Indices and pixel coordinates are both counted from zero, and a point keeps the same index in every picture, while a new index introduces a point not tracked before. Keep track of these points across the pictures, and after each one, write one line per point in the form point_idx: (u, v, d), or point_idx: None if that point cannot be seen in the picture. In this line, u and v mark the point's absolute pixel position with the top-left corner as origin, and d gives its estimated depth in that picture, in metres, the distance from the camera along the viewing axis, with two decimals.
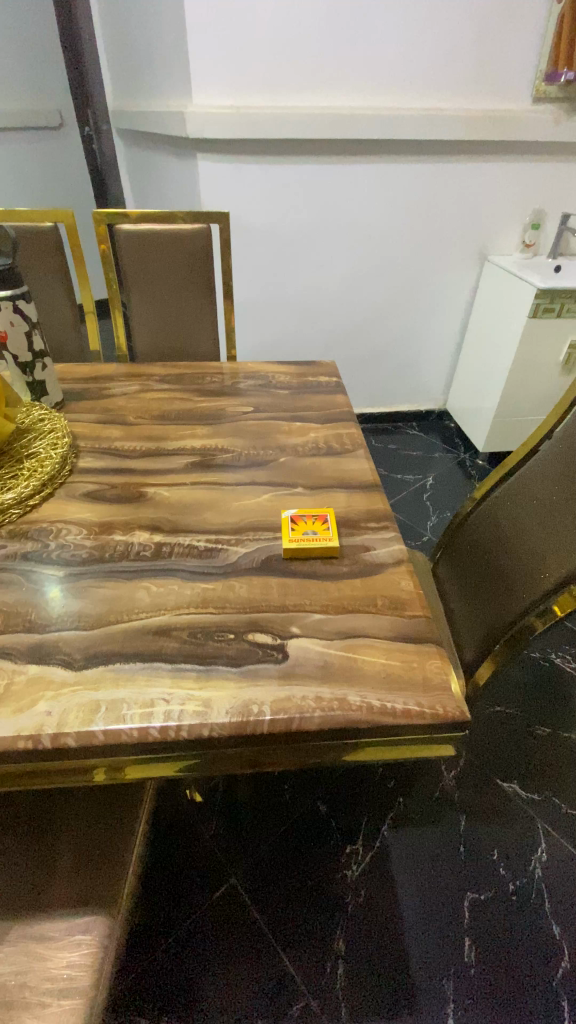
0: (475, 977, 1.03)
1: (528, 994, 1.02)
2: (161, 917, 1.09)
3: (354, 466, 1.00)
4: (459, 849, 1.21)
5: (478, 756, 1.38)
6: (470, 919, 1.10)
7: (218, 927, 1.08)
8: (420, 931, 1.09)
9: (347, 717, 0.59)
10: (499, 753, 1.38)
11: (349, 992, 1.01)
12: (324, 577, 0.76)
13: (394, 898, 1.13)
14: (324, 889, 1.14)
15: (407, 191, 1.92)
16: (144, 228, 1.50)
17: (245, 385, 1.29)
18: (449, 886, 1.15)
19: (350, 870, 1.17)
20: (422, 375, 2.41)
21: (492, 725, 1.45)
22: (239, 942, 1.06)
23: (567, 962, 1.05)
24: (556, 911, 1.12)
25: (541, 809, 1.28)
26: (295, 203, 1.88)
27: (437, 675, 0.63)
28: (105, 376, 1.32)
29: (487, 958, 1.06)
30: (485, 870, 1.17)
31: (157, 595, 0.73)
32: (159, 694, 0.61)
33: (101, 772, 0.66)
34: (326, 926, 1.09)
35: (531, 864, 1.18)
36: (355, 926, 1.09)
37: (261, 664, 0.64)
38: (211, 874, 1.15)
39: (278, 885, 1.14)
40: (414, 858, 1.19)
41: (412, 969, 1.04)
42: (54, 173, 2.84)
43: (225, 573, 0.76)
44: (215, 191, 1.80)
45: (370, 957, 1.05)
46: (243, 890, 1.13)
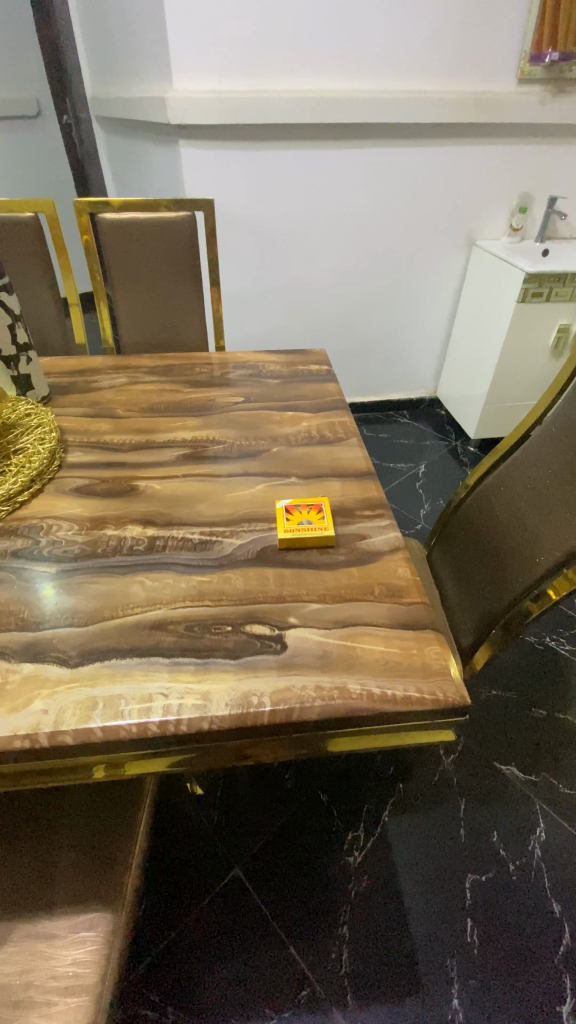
0: (478, 957, 1.05)
1: (530, 970, 1.04)
2: (166, 910, 1.09)
3: (348, 455, 1.00)
4: (459, 832, 1.22)
5: (475, 739, 1.39)
6: (471, 900, 1.12)
7: (223, 917, 1.08)
8: (423, 913, 1.11)
9: (349, 707, 0.58)
10: (497, 737, 1.40)
11: (354, 973, 1.03)
12: (321, 567, 0.75)
13: (396, 882, 1.14)
14: (328, 875, 1.15)
15: (394, 179, 1.90)
16: (127, 217, 1.47)
17: (235, 376, 1.27)
18: (451, 868, 1.16)
19: (352, 855, 1.18)
20: (412, 363, 2.40)
21: (488, 709, 1.46)
22: (246, 930, 1.07)
23: (568, 938, 1.07)
24: (555, 888, 1.14)
25: (539, 789, 1.29)
26: (281, 190, 1.85)
27: (436, 661, 0.63)
28: (92, 369, 1.29)
29: (490, 935, 1.07)
30: (486, 851, 1.19)
31: (152, 590, 0.72)
32: (157, 688, 0.60)
33: (100, 769, 0.65)
34: (330, 911, 1.10)
35: (530, 844, 1.20)
36: (359, 911, 1.10)
37: (260, 655, 0.63)
38: (214, 865, 1.15)
39: (281, 873, 1.15)
40: (414, 841, 1.20)
41: (416, 951, 1.06)
42: (33, 163, 2.77)
43: (220, 566, 0.75)
44: (199, 180, 1.77)
45: (375, 942, 1.07)
46: (246, 879, 1.14)
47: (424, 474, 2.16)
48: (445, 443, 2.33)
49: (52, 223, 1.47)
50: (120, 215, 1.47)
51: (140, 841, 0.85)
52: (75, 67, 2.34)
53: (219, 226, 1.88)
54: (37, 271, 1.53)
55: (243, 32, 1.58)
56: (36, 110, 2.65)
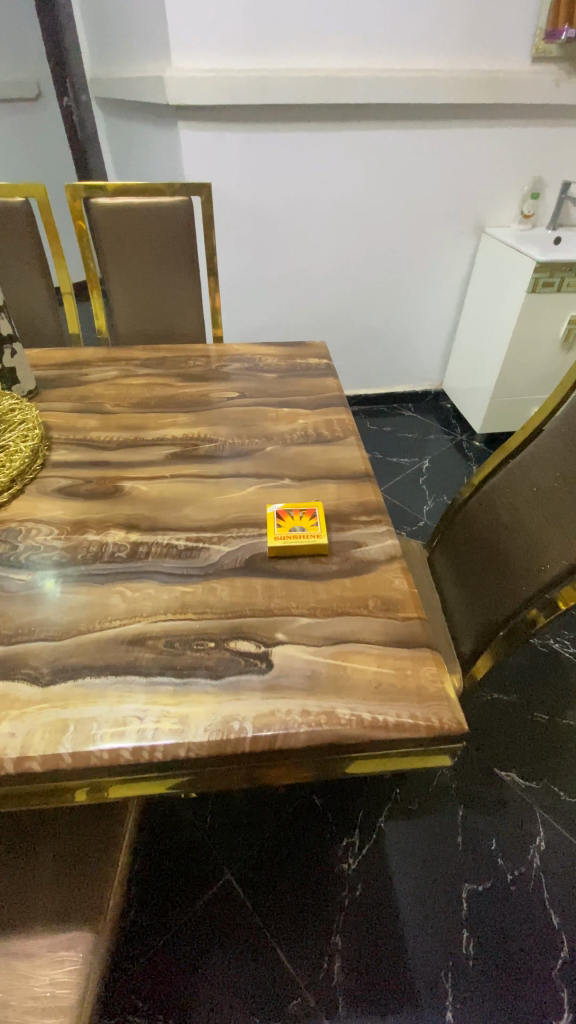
0: (474, 969, 1.02)
1: (526, 984, 1.01)
2: (153, 916, 1.06)
3: (345, 455, 0.95)
4: (456, 839, 1.19)
5: (475, 745, 1.35)
6: (468, 909, 1.09)
7: (212, 924, 1.06)
8: (419, 922, 1.08)
9: (336, 734, 0.54)
10: (497, 742, 1.36)
11: (347, 984, 1.00)
12: (312, 577, 0.71)
13: (391, 890, 1.11)
14: (322, 882, 1.12)
15: (400, 164, 1.83)
16: (120, 201, 1.41)
17: (231, 369, 1.22)
18: (447, 876, 1.13)
19: (347, 862, 1.15)
20: (417, 355, 2.33)
21: (489, 713, 1.42)
22: (236, 938, 1.04)
23: (566, 951, 1.04)
24: (554, 899, 1.10)
25: (539, 797, 1.26)
26: (282, 174, 1.78)
27: (432, 684, 0.59)
28: (82, 362, 1.24)
29: (486, 947, 1.04)
30: (484, 859, 1.16)
31: (132, 601, 0.68)
32: (133, 710, 0.56)
33: (82, 793, 0.61)
34: (323, 919, 1.07)
35: (529, 853, 1.17)
36: (353, 921, 1.07)
37: (243, 675, 0.59)
38: (203, 872, 1.13)
39: (272, 879, 1.12)
40: (411, 848, 1.17)
41: (410, 962, 1.03)
42: (32, 146, 2.70)
43: (206, 575, 0.71)
44: (197, 162, 1.70)
45: (369, 953, 1.04)
46: (237, 885, 1.11)
47: (427, 469, 2.11)
48: (451, 437, 2.27)
49: (43, 207, 1.41)
50: (113, 199, 1.41)
51: (120, 860, 0.82)
52: (74, 46, 2.26)
53: (218, 212, 1.82)
54: (28, 258, 1.48)
55: (244, 8, 1.51)
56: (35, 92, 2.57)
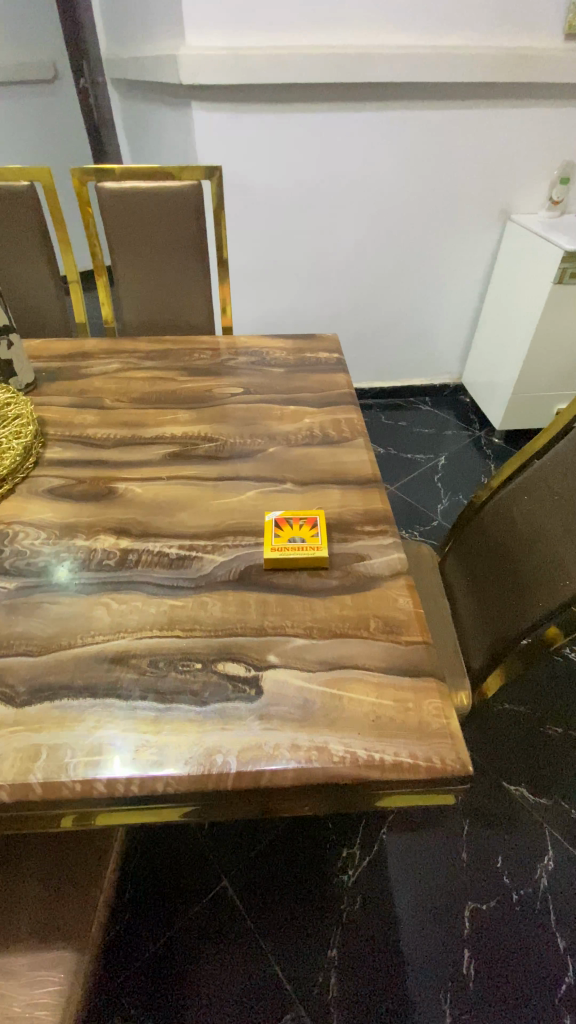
0: (474, 992, 0.97)
1: (529, 1011, 0.95)
2: (143, 921, 1.02)
3: (352, 458, 0.89)
4: (460, 855, 1.13)
5: (483, 758, 1.29)
6: (470, 929, 1.04)
7: (207, 933, 1.01)
8: (419, 940, 1.03)
9: (328, 773, 0.50)
10: (507, 755, 1.30)
11: (343, 1001, 0.95)
12: (310, 592, 0.66)
13: (391, 905, 1.07)
14: (321, 892, 1.07)
15: (424, 145, 1.73)
16: (126, 185, 1.36)
17: (237, 363, 1.17)
18: (449, 893, 1.08)
19: (346, 874, 1.10)
20: (435, 348, 2.24)
21: (500, 724, 1.35)
22: (230, 946, 0.99)
23: (571, 977, 0.98)
24: (561, 923, 1.04)
25: (549, 815, 1.19)
26: (299, 158, 1.70)
27: (435, 719, 0.54)
28: (83, 353, 1.20)
29: (488, 971, 0.99)
30: (488, 877, 1.10)
31: (118, 615, 0.64)
32: (110, 737, 0.53)
33: (68, 821, 0.57)
34: (320, 931, 1.02)
35: (537, 873, 1.11)
36: (351, 936, 1.02)
37: (230, 702, 0.55)
38: (200, 877, 1.08)
39: (268, 887, 1.07)
40: (413, 862, 1.12)
41: (407, 981, 0.98)
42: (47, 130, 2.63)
43: (197, 588, 0.67)
44: (210, 143, 1.62)
45: (366, 971, 0.99)
46: (233, 891, 1.06)
47: (443, 466, 2.03)
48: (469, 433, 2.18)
49: (48, 192, 1.36)
50: (120, 183, 1.36)
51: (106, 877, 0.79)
52: (89, 25, 2.19)
53: (231, 198, 1.75)
54: (34, 245, 1.43)
55: None
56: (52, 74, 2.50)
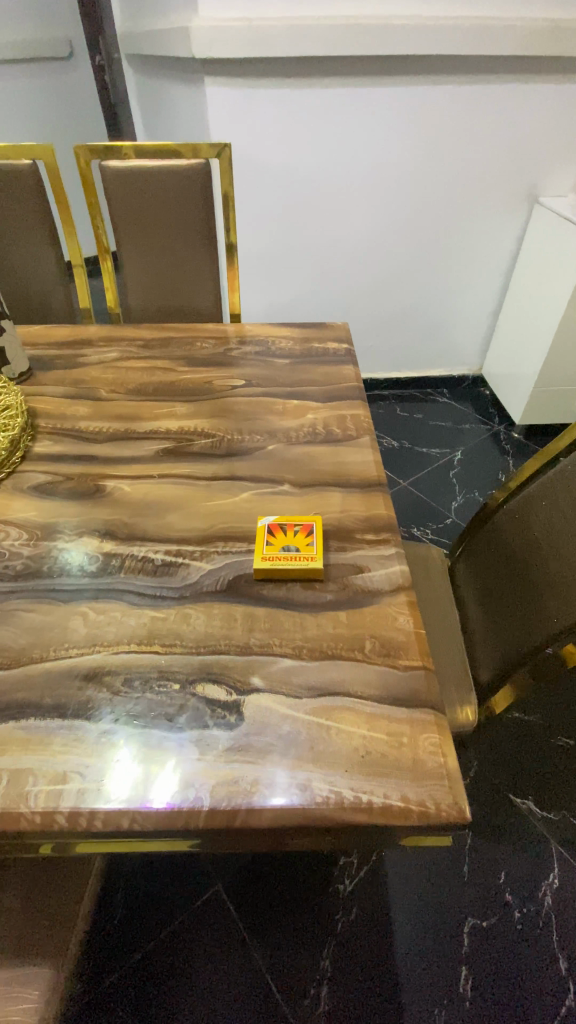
0: (470, 1013, 0.90)
1: None
2: (132, 922, 0.95)
3: (355, 458, 0.83)
4: (462, 868, 1.05)
5: (488, 767, 1.19)
6: (469, 946, 0.96)
7: (191, 936, 0.95)
8: (416, 953, 0.95)
9: (309, 815, 0.46)
10: (513, 764, 1.20)
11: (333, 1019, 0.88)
12: (302, 607, 0.61)
13: (387, 919, 0.99)
14: (316, 904, 1.00)
15: (448, 122, 1.62)
16: (133, 163, 1.24)
17: (240, 354, 1.11)
18: (448, 908, 1.00)
19: (342, 884, 1.02)
20: (454, 337, 2.14)
21: (508, 731, 1.25)
22: (217, 955, 0.93)
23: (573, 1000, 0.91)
24: (565, 944, 0.96)
25: (557, 830, 1.10)
26: (315, 138, 1.61)
27: (431, 758, 0.49)
28: (82, 340, 1.15)
29: (486, 991, 0.92)
30: (489, 893, 1.02)
31: (95, 626, 0.60)
32: (76, 765, 0.49)
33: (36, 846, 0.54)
34: (314, 940, 0.95)
35: (541, 890, 1.02)
36: (345, 948, 0.95)
37: (208, 730, 0.50)
38: (194, 879, 1.01)
39: (259, 894, 1.00)
40: (413, 872, 1.04)
41: (401, 997, 0.91)
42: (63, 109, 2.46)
43: (181, 599, 0.62)
44: (221, 119, 1.54)
45: (358, 986, 0.92)
46: (227, 897, 0.99)
47: (459, 462, 1.95)
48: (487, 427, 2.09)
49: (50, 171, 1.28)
50: (129, 161, 1.24)
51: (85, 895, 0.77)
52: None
53: (244, 180, 1.67)
54: (36, 226, 1.35)
55: None
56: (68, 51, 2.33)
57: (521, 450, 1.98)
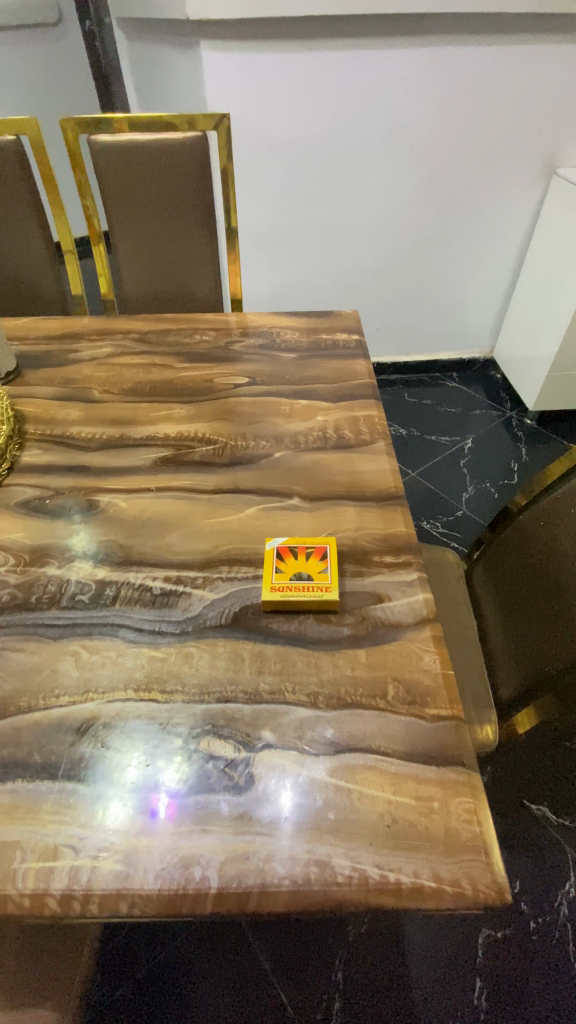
0: None
1: None
2: (128, 959, 0.87)
3: (370, 467, 0.76)
4: None
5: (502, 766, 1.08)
6: (483, 957, 0.88)
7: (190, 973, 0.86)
8: (428, 961, 0.87)
9: (329, 898, 0.41)
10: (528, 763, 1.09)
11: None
12: (316, 644, 0.55)
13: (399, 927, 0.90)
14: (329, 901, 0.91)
15: (465, 88, 1.48)
16: (123, 137, 1.11)
17: (243, 347, 1.02)
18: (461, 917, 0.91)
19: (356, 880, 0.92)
20: (466, 318, 1.99)
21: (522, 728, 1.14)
22: (225, 995, 0.84)
23: None
24: None
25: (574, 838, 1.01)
26: (320, 106, 1.47)
27: (465, 827, 0.43)
28: (72, 332, 1.07)
29: (502, 1007, 0.84)
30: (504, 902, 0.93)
31: (87, 670, 0.53)
32: (67, 836, 0.44)
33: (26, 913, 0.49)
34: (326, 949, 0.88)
35: (557, 900, 0.93)
36: (358, 957, 0.87)
37: (213, 796, 0.45)
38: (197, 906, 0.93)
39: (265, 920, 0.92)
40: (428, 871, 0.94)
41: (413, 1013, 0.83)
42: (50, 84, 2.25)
43: (182, 635, 0.56)
44: (219, 84, 1.41)
45: (366, 1002, 0.83)
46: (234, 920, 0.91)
47: (470, 449, 1.84)
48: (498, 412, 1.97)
49: (35, 147, 1.17)
50: (122, 136, 1.12)
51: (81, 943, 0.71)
52: None
53: (244, 153, 1.53)
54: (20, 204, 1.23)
55: None
56: (57, 18, 2.12)
57: (535, 436, 1.88)
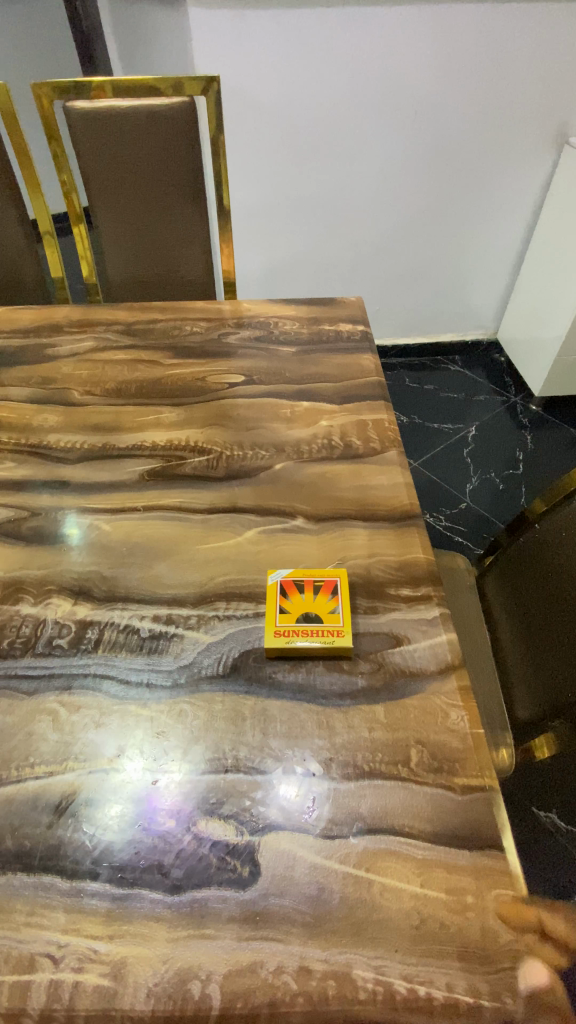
0: None
1: None
2: None
3: (382, 481, 0.68)
4: None
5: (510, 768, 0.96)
6: None
7: None
8: None
9: (350, 1019, 0.35)
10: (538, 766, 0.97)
11: None
12: (327, 699, 0.48)
13: None
14: None
15: (472, 50, 1.35)
16: (101, 101, 0.99)
17: (238, 339, 0.93)
18: None
19: None
20: (469, 298, 1.87)
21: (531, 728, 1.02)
22: None
23: None
24: None
25: None
26: (317, 69, 1.34)
27: (505, 927, 0.38)
28: (49, 323, 0.97)
29: None
30: None
31: (65, 733, 0.47)
32: (46, 943, 0.38)
33: None
34: None
35: None
36: None
37: (214, 893, 0.39)
38: None
39: None
40: None
41: None
42: None
43: (174, 690, 0.49)
44: (206, 42, 1.27)
45: None
46: None
47: (474, 437, 1.75)
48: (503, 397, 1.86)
49: (6, 115, 1.04)
50: (101, 100, 1.00)
51: None
52: None
53: (235, 122, 1.41)
54: None
55: None
56: None
57: (542, 422, 1.78)
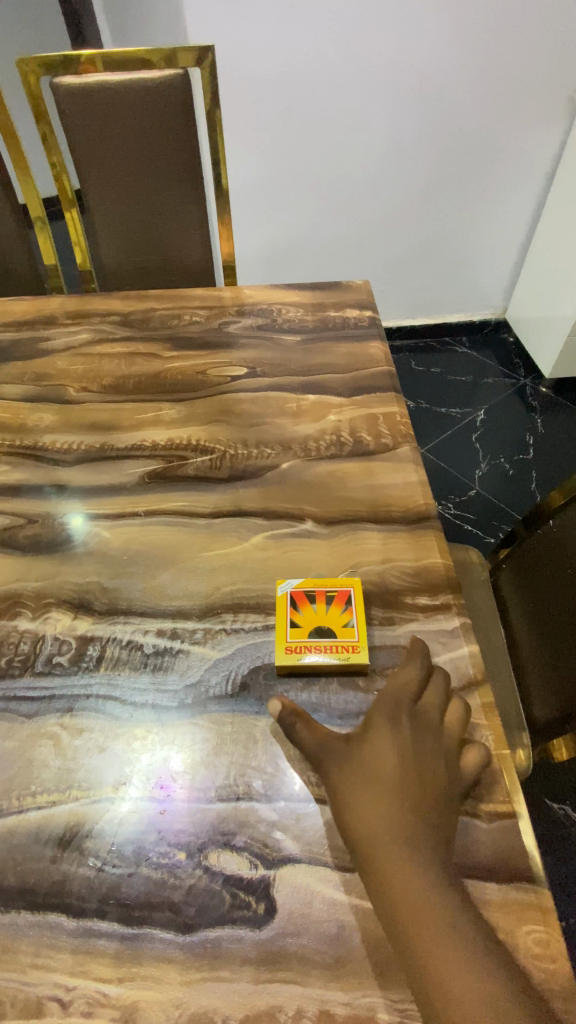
0: None
1: None
2: None
3: (395, 479, 0.65)
4: None
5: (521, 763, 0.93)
6: None
7: None
8: None
9: None
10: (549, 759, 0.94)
11: None
12: (343, 719, 0.46)
13: None
14: None
15: (482, 14, 1.26)
16: (89, 76, 0.94)
17: (239, 328, 0.89)
18: None
19: None
20: (477, 277, 1.80)
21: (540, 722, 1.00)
22: None
23: None
24: None
25: None
26: (317, 41, 1.27)
27: (537, 966, 0.36)
28: (42, 315, 0.93)
29: None
30: None
31: (68, 760, 0.44)
32: (54, 986, 0.36)
33: None
34: None
35: None
36: None
37: (228, 933, 0.37)
38: None
39: None
40: None
41: None
42: None
43: (182, 710, 0.47)
44: (199, 10, 1.19)
45: None
46: None
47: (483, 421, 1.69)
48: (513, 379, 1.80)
49: None
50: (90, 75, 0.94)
51: None
52: None
53: (231, 99, 1.34)
54: None
55: None
56: None
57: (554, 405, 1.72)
